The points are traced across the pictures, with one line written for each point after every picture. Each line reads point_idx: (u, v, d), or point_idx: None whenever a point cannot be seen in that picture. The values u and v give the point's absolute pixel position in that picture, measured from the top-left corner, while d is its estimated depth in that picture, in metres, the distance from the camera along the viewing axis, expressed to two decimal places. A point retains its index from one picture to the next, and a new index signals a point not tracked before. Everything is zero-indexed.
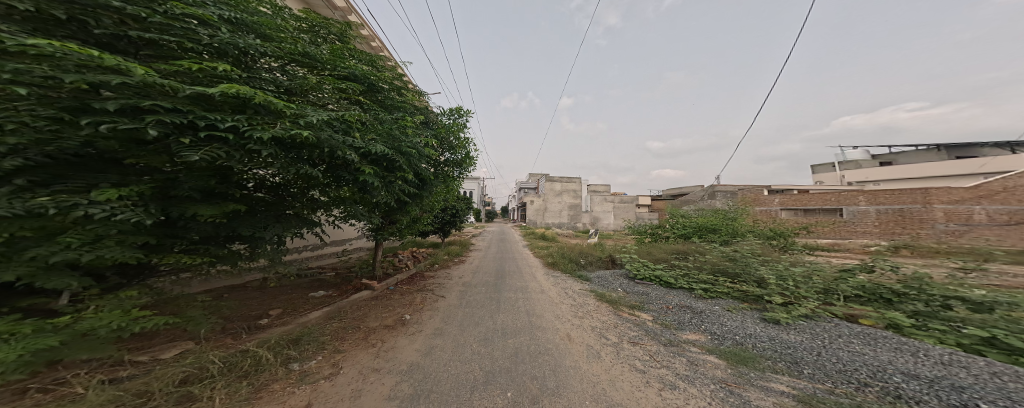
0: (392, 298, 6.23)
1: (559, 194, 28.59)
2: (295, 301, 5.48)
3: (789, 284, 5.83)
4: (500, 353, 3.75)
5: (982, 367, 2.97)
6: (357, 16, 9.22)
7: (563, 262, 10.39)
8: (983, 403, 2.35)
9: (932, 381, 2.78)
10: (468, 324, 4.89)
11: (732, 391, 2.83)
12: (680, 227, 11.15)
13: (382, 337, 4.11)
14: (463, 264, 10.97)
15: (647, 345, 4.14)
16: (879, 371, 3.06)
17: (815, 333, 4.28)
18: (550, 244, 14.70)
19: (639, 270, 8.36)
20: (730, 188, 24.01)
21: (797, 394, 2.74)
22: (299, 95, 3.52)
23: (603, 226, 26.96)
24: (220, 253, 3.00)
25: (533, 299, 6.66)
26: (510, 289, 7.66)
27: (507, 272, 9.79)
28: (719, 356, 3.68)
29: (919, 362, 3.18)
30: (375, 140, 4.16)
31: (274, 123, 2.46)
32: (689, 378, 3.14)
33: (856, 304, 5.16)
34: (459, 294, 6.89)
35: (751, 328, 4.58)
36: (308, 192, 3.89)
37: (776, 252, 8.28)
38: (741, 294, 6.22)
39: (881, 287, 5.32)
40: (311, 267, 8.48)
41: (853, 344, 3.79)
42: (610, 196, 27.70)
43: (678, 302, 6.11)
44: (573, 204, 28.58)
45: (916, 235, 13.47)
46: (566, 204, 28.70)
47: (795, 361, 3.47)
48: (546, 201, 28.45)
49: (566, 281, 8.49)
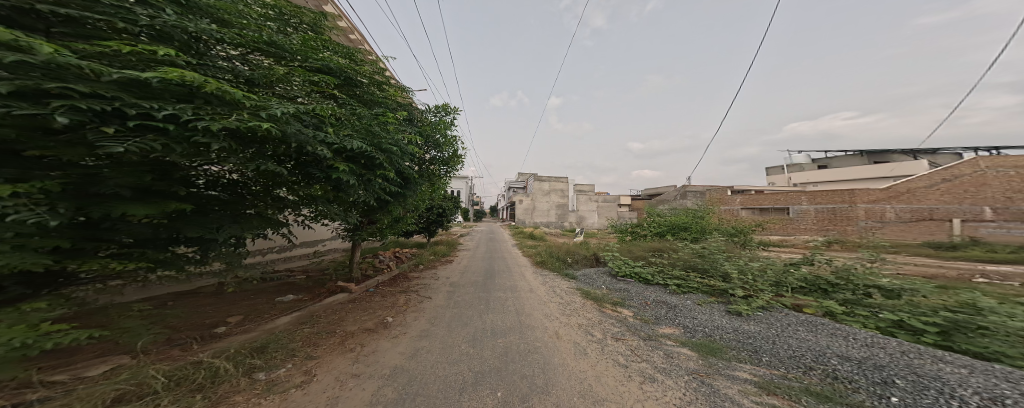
0: (372, 300, 6.00)
1: (548, 194, 28.73)
2: (259, 307, 5.14)
3: (749, 278, 6.22)
4: (490, 353, 3.73)
5: (895, 346, 3.34)
6: (333, 7, 8.79)
7: (550, 261, 10.51)
8: (898, 379, 2.65)
9: (860, 361, 3.09)
10: (447, 324, 4.83)
11: (704, 381, 2.97)
12: (655, 225, 11.58)
13: (365, 341, 3.96)
14: (452, 264, 10.83)
15: (628, 340, 4.26)
16: (819, 355, 3.36)
17: (770, 322, 4.60)
18: (538, 244, 14.57)
19: (621, 267, 8.62)
20: (699, 189, 25.43)
21: (758, 381, 2.91)
22: (262, 87, 3.28)
23: (588, 225, 27.67)
24: (159, 257, 2.53)
25: (522, 298, 6.64)
26: (499, 289, 7.59)
27: (496, 271, 9.76)
28: (692, 348, 3.86)
29: (849, 345, 3.51)
30: (352, 136, 3.96)
31: (229, 114, 2.23)
32: (665, 370, 3.27)
33: (800, 295, 5.61)
34: (446, 294, 6.77)
35: (718, 321, 4.83)
36: (272, 190, 3.62)
37: (737, 247, 8.89)
38: (708, 288, 6.56)
39: (819, 279, 5.79)
40: (278, 270, 7.97)
41: (799, 332, 4.11)
42: (595, 195, 28.41)
43: (656, 298, 6.35)
44: (560, 204, 28.87)
45: (844, 231, 15.42)
46: (555, 203, 28.79)
47: (754, 350, 3.69)
48: (535, 201, 28.49)
49: (553, 280, 8.60)
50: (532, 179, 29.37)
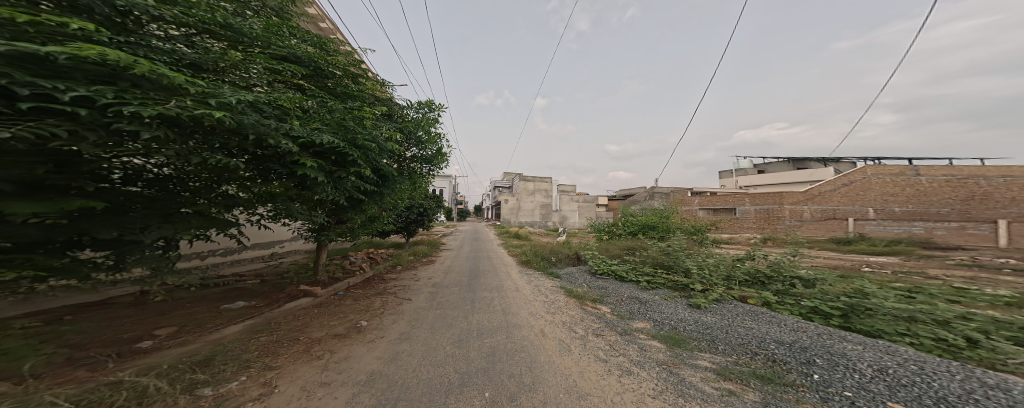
0: (342, 304, 5.69)
1: (532, 194, 28.90)
2: (199, 316, 4.51)
3: (705, 272, 6.68)
4: (475, 353, 3.68)
5: (813, 329, 3.97)
6: None
7: (535, 260, 10.57)
8: (819, 360, 3.08)
9: (790, 345, 3.53)
10: (420, 326, 4.69)
11: (672, 371, 3.15)
12: (627, 224, 12.06)
13: (334, 347, 3.67)
14: (434, 265, 10.56)
15: (608, 335, 4.41)
16: (762, 341, 3.73)
17: (722, 313, 5.02)
18: (523, 243, 14.64)
19: (601, 265, 8.88)
20: (665, 191, 27.03)
21: (716, 368, 3.14)
22: (211, 73, 2.78)
23: (570, 225, 28.42)
24: (55, 265, 1.74)
25: (509, 297, 6.66)
26: (485, 288, 7.53)
27: (481, 272, 9.58)
28: (660, 341, 4.07)
29: (781, 331, 4.02)
30: (322, 130, 3.70)
31: (168, 101, 1.82)
32: (639, 362, 3.43)
33: (744, 287, 6.19)
34: (428, 296, 6.59)
35: (682, 314, 5.15)
36: (219, 186, 2.91)
37: (697, 245, 9.61)
38: (672, 283, 6.97)
39: (758, 272, 6.37)
40: (224, 275, 7.19)
41: (746, 321, 4.53)
42: (576, 195, 29.19)
43: (629, 294, 6.64)
44: (544, 204, 29.12)
45: (773, 229, 18.06)
46: (539, 203, 28.93)
47: (712, 340, 3.95)
48: (520, 201, 28.55)
49: (538, 279, 8.67)
50: (516, 179, 29.59)
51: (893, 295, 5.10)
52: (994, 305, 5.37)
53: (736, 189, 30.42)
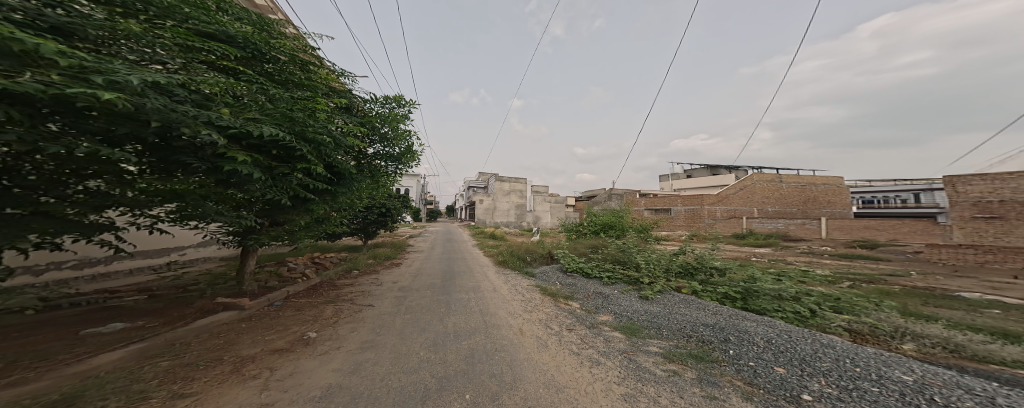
0: (282, 315, 4.55)
1: (507, 194, 28.85)
2: (43, 346, 2.97)
3: (651, 266, 7.21)
4: (454, 356, 3.36)
5: (729, 312, 4.67)
6: None
7: (511, 260, 10.58)
8: (731, 337, 3.59)
9: (717, 326, 3.99)
10: (389, 332, 4.05)
11: (631, 358, 3.33)
12: (590, 223, 12.52)
13: (274, 365, 2.81)
14: (398, 269, 9.75)
15: (579, 329, 4.48)
16: (693, 325, 4.15)
17: (666, 303, 5.49)
18: (499, 243, 14.68)
19: (572, 262, 9.08)
20: (621, 192, 29.03)
21: (663, 353, 3.41)
22: (88, 43, 1.95)
23: (543, 225, 29.13)
24: None
25: (486, 298, 6.39)
26: (460, 290, 7.15)
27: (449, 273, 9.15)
28: (620, 331, 4.28)
29: (708, 314, 4.59)
30: (260, 121, 2.98)
31: (23, 73, 1.36)
32: (605, 353, 3.53)
33: (676, 278, 6.82)
34: (393, 301, 5.86)
35: (637, 306, 5.47)
36: (87, 180, 2.08)
37: (645, 241, 10.45)
38: (625, 277, 7.41)
39: (682, 263, 7.08)
40: (93, 291, 5.31)
41: (683, 309, 5.04)
42: (548, 196, 29.95)
43: (595, 290, 6.87)
44: (519, 204, 29.22)
45: (696, 227, 20.15)
46: (514, 204, 28.99)
47: (657, 327, 4.29)
48: (495, 201, 28.42)
49: (515, 278, 8.68)
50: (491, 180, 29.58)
51: (769, 278, 6.12)
52: (822, 282, 6.81)
53: (669, 191, 33.61)
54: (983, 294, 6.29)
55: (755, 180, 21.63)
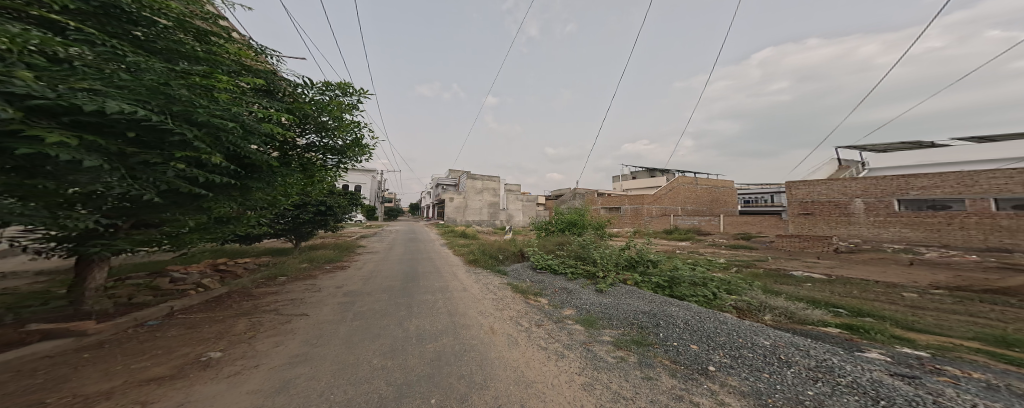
0: (163, 333, 2.89)
1: (480, 192, 28.46)
2: None
3: (604, 262, 7.29)
4: (416, 359, 2.83)
5: (670, 302, 4.94)
6: None
7: (483, 258, 10.36)
8: (661, 323, 3.87)
9: (654, 314, 4.24)
10: (333, 338, 3.05)
11: (589, 349, 3.35)
12: (557, 222, 12.59)
13: (149, 399, 1.72)
14: (343, 272, 7.29)
15: (547, 325, 4.30)
16: (636, 315, 4.34)
17: (619, 294, 5.60)
18: (470, 242, 14.38)
19: (540, 259, 8.72)
20: (585, 192, 30.14)
21: (613, 340, 3.54)
22: None
23: (518, 223, 29.38)
24: None
25: (455, 299, 5.48)
26: (426, 291, 6.01)
27: (416, 271, 8.22)
28: (578, 324, 4.26)
29: (649, 303, 4.86)
30: (103, 91, 1.60)
31: None
32: (569, 345, 3.50)
33: (620, 270, 6.99)
34: (339, 307, 4.31)
35: (594, 299, 5.45)
36: None
37: (601, 238, 10.88)
38: (584, 272, 7.32)
39: (628, 258, 7.29)
40: None
41: (629, 299, 5.25)
42: (522, 195, 30.22)
43: (561, 286, 6.62)
44: (492, 203, 28.96)
45: (636, 224, 21.86)
46: (486, 202, 28.71)
47: (608, 317, 4.42)
48: (467, 199, 27.88)
49: (487, 278, 8.00)
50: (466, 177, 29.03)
51: (680, 265, 6.97)
52: (720, 268, 8.00)
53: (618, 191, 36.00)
54: (805, 271, 8.32)
55: (679, 183, 23.46)
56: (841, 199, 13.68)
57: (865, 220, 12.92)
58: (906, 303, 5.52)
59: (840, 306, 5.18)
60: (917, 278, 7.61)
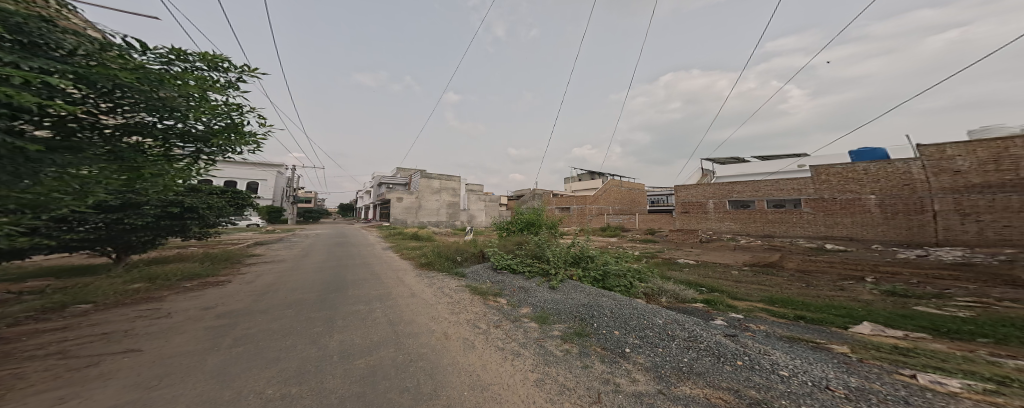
0: None
1: (437, 192, 27.14)
2: None
3: (552, 259, 6.57)
4: (338, 379, 1.97)
5: (608, 294, 4.90)
6: None
7: (437, 261, 8.21)
8: (595, 313, 3.77)
9: (591, 305, 4.11)
10: (189, 379, 1.86)
11: (542, 344, 2.99)
12: (516, 222, 12.16)
13: None
14: (211, 291, 4.62)
15: (505, 324, 3.67)
16: (582, 307, 4.10)
17: (571, 289, 5.31)
18: (423, 244, 13.06)
19: (501, 258, 7.38)
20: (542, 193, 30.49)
21: (562, 334, 3.29)
22: None
23: (478, 223, 28.62)
24: None
25: (396, 308, 4.15)
26: (349, 301, 4.36)
27: (340, 277, 6.13)
28: (532, 320, 3.83)
29: (591, 296, 4.75)
30: None
31: None
32: (525, 343, 3.06)
33: (570, 267, 6.40)
34: (206, 331, 2.86)
35: (546, 295, 4.98)
36: None
37: (553, 236, 10.64)
38: (535, 270, 6.56)
39: (580, 253, 6.62)
40: None
41: (579, 293, 5.04)
42: (484, 195, 29.60)
43: (518, 285, 5.82)
44: (450, 203, 27.69)
45: (581, 223, 22.84)
46: (444, 203, 27.36)
47: (558, 311, 4.13)
48: (421, 199, 26.23)
49: (440, 280, 6.48)
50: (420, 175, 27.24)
51: (605, 257, 6.62)
52: (643, 262, 8.49)
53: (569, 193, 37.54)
54: (683, 257, 9.51)
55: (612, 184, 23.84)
56: (701, 199, 15.76)
57: (714, 215, 15.15)
58: (730, 279, 6.67)
59: (696, 283, 6.16)
60: (736, 257, 9.57)
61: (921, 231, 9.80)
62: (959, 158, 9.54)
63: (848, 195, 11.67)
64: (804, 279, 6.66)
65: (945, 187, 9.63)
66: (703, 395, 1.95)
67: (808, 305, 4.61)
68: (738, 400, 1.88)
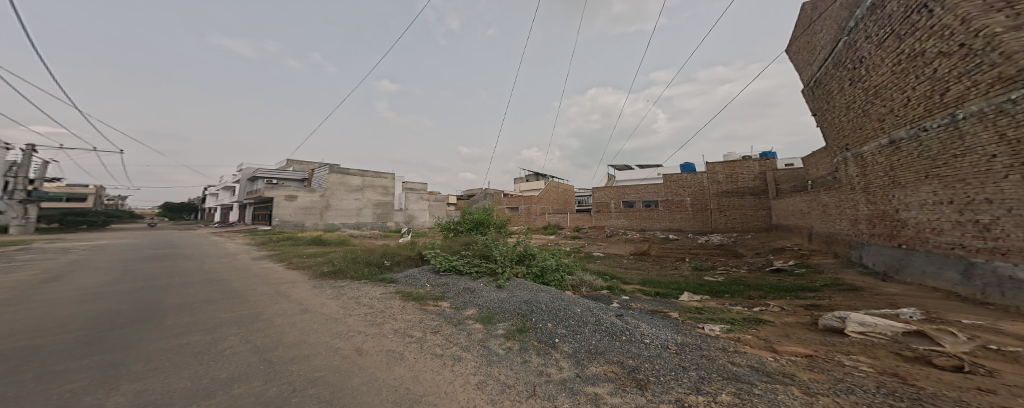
0: None
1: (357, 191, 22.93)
2: None
3: (503, 258, 6.29)
4: None
5: (539, 288, 5.22)
6: None
7: (354, 268, 5.70)
8: (525, 309, 3.93)
9: (526, 301, 4.24)
10: None
11: (484, 345, 2.88)
12: (463, 221, 11.34)
13: None
14: None
15: (445, 329, 3.31)
16: (523, 304, 4.10)
17: (526, 288, 5.18)
18: (340, 244, 11.19)
19: (444, 260, 6.45)
20: (486, 192, 30.48)
21: (506, 332, 3.26)
22: None
23: (418, 224, 26.53)
24: None
25: (259, 321, 2.78)
26: (155, 325, 2.61)
27: (144, 298, 3.69)
28: (475, 320, 3.66)
29: (532, 292, 4.91)
30: None
31: None
32: (467, 346, 2.85)
33: (514, 265, 6.25)
34: None
35: (492, 295, 4.75)
36: None
37: (501, 236, 10.50)
38: (483, 269, 6.15)
39: (524, 248, 6.61)
40: None
41: (526, 291, 5.01)
42: (427, 194, 27.53)
43: (465, 286, 5.30)
44: (380, 202, 23.92)
45: (526, 222, 23.79)
46: (367, 201, 23.25)
47: (503, 309, 4.05)
48: (330, 197, 21.44)
49: (359, 289, 4.42)
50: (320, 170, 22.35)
51: (549, 255, 6.74)
52: (582, 259, 9.04)
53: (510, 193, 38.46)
54: (601, 251, 10.72)
55: (554, 185, 25.62)
56: (605, 199, 17.68)
57: (615, 212, 17.09)
58: (622, 266, 7.83)
59: (604, 273, 7.05)
60: (623, 248, 11.24)
61: (706, 223, 14.31)
62: (718, 172, 14.17)
63: (676, 197, 15.10)
64: (660, 262, 8.18)
65: (716, 192, 14.12)
66: (602, 372, 2.24)
67: (664, 283, 5.69)
68: (624, 371, 2.19)
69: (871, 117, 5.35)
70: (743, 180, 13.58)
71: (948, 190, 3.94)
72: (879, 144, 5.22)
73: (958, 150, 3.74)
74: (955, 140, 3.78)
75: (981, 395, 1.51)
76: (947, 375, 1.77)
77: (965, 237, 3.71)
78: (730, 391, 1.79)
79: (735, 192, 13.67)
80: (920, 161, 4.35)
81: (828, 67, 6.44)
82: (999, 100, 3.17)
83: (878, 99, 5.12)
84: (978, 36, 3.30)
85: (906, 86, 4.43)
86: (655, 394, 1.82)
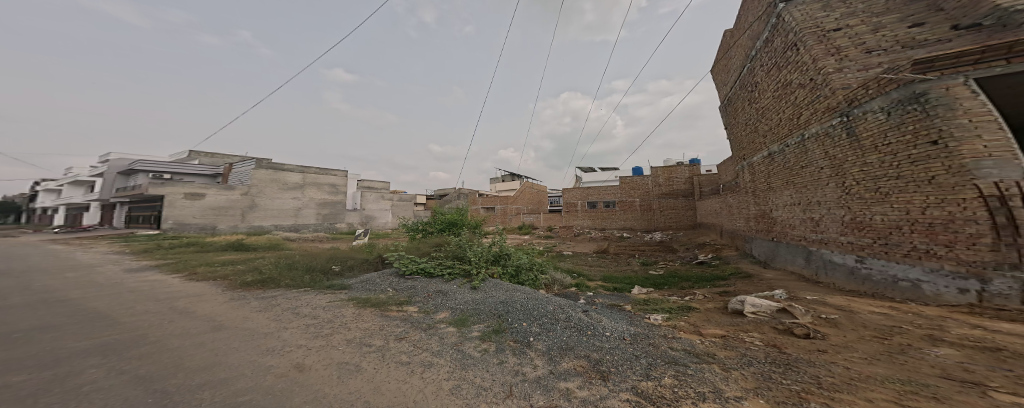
0: None
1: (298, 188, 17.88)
2: None
3: (477, 259, 6.07)
4: None
5: (509, 287, 5.15)
6: None
7: (300, 275, 4.98)
8: (498, 309, 3.81)
9: (502, 301, 4.10)
10: None
11: (459, 349, 2.67)
12: (435, 221, 10.88)
13: None
14: None
15: (412, 336, 3.05)
16: (497, 305, 3.97)
17: (503, 288, 5.06)
18: (290, 247, 9.99)
19: (410, 263, 6.05)
20: (461, 191, 29.79)
21: (480, 334, 3.10)
22: None
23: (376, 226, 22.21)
24: None
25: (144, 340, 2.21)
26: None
27: None
28: (449, 324, 3.42)
29: (508, 292, 4.81)
30: None
31: None
32: (440, 352, 2.62)
33: (488, 266, 6.05)
34: None
35: (465, 296, 4.55)
36: None
37: (476, 236, 10.22)
38: (454, 270, 5.84)
39: (499, 248, 6.49)
40: None
41: (504, 291, 4.85)
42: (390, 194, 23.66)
43: (436, 288, 5.07)
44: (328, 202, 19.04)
45: (502, 221, 23.71)
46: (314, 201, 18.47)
47: (479, 311, 3.85)
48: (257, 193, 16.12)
49: (300, 299, 3.99)
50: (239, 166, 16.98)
51: (524, 255, 6.66)
52: (556, 258, 9.16)
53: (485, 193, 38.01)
54: (572, 250, 10.95)
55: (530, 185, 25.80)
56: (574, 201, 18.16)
57: (583, 212, 17.51)
58: (590, 264, 8.03)
59: (572, 270, 7.20)
60: (589, 247, 11.53)
61: (650, 221, 15.39)
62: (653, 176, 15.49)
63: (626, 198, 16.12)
64: (619, 259, 8.52)
65: (655, 193, 15.34)
66: (571, 367, 2.19)
67: (621, 278, 5.92)
68: (590, 364, 2.18)
69: (753, 132, 6.73)
70: (678, 183, 14.93)
71: (795, 193, 5.23)
72: (757, 157, 6.62)
73: (803, 163, 4.97)
74: (802, 155, 5.01)
75: (822, 355, 2.02)
76: (801, 340, 2.26)
77: (806, 230, 4.94)
78: (671, 373, 1.92)
79: (673, 194, 14.95)
80: (782, 170, 5.63)
81: (729, 91, 7.80)
82: (826, 125, 4.35)
83: (757, 119, 6.50)
84: (819, 74, 4.30)
85: (777, 111, 5.61)
86: (614, 384, 1.83)
